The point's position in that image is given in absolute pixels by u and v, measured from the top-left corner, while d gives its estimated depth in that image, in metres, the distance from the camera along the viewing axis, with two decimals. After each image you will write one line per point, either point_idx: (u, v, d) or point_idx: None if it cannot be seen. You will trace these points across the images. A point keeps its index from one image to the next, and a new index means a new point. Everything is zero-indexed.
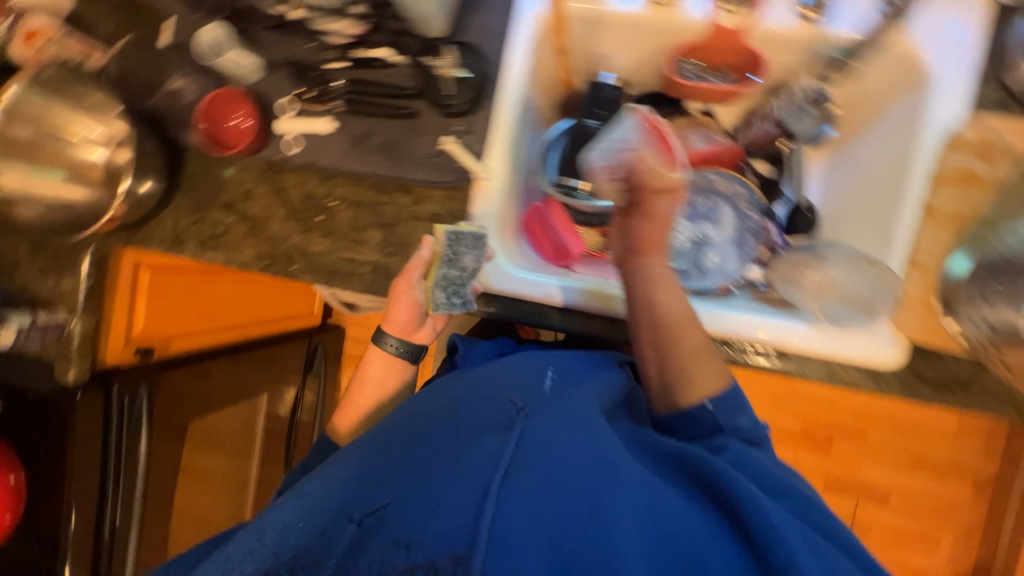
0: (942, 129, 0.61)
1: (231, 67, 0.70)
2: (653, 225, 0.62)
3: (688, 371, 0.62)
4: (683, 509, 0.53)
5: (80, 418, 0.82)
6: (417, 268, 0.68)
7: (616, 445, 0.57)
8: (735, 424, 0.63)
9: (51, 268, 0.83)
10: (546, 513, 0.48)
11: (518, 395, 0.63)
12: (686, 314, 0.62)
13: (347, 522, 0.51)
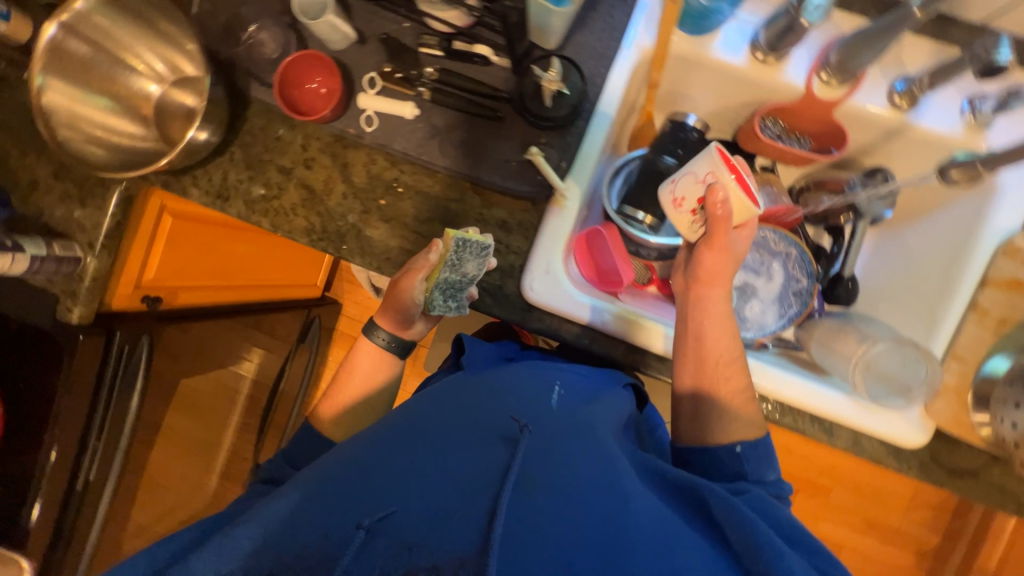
0: (1002, 237, 0.64)
1: (323, 32, 0.66)
2: (716, 261, 0.64)
3: (726, 415, 0.63)
4: (695, 538, 0.51)
5: (75, 362, 0.76)
6: (420, 269, 0.65)
7: (622, 467, 0.56)
8: (761, 476, 0.61)
9: (75, 196, 0.76)
10: (558, 534, 0.47)
11: (530, 410, 0.61)
12: (732, 357, 0.64)
13: (355, 529, 0.48)
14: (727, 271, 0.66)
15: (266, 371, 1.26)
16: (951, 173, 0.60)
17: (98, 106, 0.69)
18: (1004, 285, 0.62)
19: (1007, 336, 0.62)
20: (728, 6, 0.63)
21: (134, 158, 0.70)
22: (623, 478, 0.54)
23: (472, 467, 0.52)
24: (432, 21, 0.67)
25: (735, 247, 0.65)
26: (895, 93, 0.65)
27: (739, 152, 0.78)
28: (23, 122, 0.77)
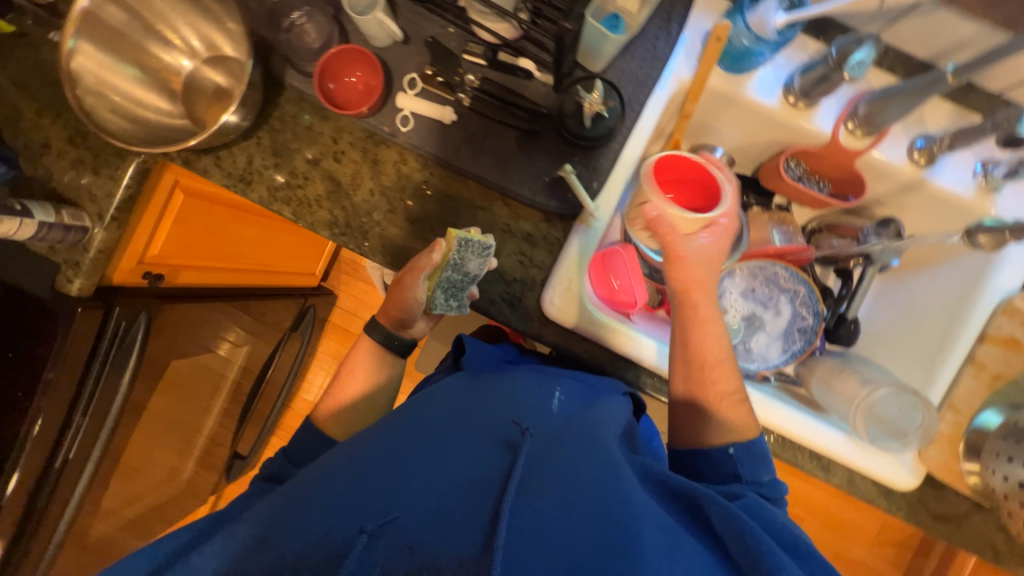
0: (1003, 296, 0.68)
1: (368, 28, 0.66)
2: (683, 270, 0.64)
3: (716, 416, 0.63)
4: (696, 549, 0.49)
5: (71, 334, 0.72)
6: (422, 267, 0.65)
7: (622, 469, 0.54)
8: (756, 477, 0.61)
9: (88, 163, 0.73)
10: (561, 540, 0.46)
11: (529, 416, 0.60)
12: (719, 359, 0.65)
13: (357, 533, 0.46)
14: (704, 279, 0.64)
15: (256, 358, 1.23)
16: (978, 237, 0.61)
17: (128, 76, 0.67)
18: (1001, 342, 0.65)
19: (1000, 391, 0.65)
20: (769, 50, 0.64)
21: (158, 132, 0.69)
22: (623, 480, 0.52)
23: (475, 471, 0.51)
24: (479, 30, 0.67)
25: (696, 252, 0.64)
26: (915, 149, 0.68)
27: (759, 189, 0.80)
28: (41, 83, 0.74)
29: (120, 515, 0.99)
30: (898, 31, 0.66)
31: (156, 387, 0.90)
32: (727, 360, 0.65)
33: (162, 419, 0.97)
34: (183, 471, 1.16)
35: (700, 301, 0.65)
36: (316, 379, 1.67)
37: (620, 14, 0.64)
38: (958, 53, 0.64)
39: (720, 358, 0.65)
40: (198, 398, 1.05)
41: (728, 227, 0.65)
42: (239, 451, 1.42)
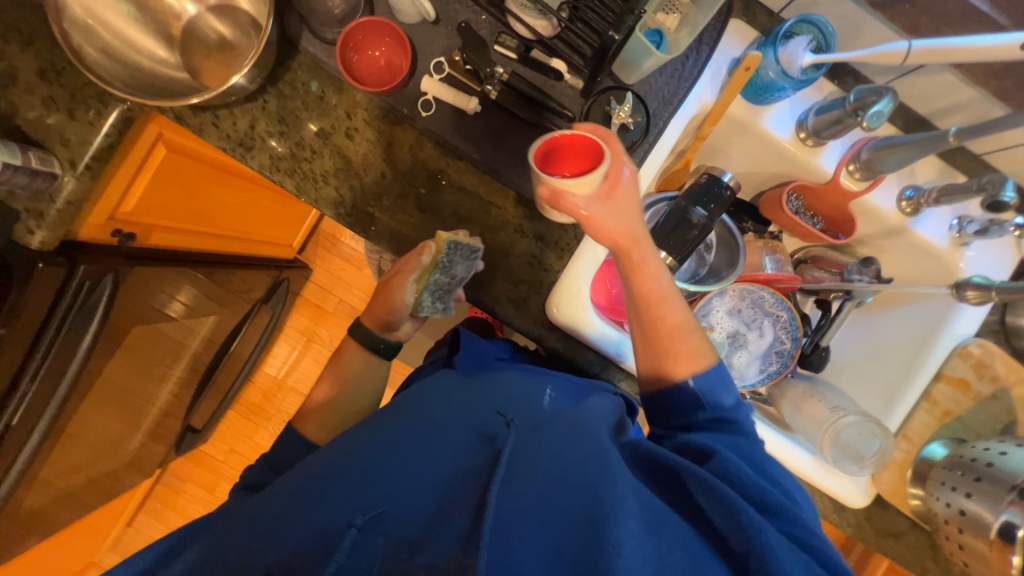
0: (959, 340, 0.75)
1: (399, 2, 0.63)
2: (612, 230, 0.55)
3: (670, 355, 0.59)
4: (681, 528, 0.45)
5: (27, 291, 0.64)
6: (410, 270, 0.66)
7: (608, 449, 0.50)
8: (718, 401, 0.58)
9: (61, 103, 0.66)
10: (546, 531, 0.43)
11: (515, 408, 0.58)
12: (662, 295, 0.58)
13: (347, 526, 0.46)
14: (635, 225, 0.56)
15: (222, 329, 1.16)
16: (967, 292, 0.63)
17: (121, 14, 0.61)
18: (954, 381, 0.73)
19: (947, 426, 0.73)
20: (790, 87, 0.67)
21: (152, 81, 0.63)
22: (607, 460, 0.48)
23: (463, 468, 0.50)
24: (515, 23, 0.65)
25: (605, 208, 0.55)
26: (904, 198, 0.74)
27: (758, 216, 0.84)
28: (11, 6, 0.65)
29: (60, 487, 0.91)
30: (906, 85, 0.70)
31: (117, 353, 0.83)
32: (673, 293, 0.59)
33: (117, 387, 0.88)
34: (130, 442, 1.08)
35: (634, 253, 0.57)
36: (280, 354, 1.60)
37: (660, 30, 0.64)
38: (954, 115, 0.70)
39: (665, 292, 0.59)
40: (154, 367, 0.97)
41: (625, 163, 0.56)
42: (192, 424, 1.34)
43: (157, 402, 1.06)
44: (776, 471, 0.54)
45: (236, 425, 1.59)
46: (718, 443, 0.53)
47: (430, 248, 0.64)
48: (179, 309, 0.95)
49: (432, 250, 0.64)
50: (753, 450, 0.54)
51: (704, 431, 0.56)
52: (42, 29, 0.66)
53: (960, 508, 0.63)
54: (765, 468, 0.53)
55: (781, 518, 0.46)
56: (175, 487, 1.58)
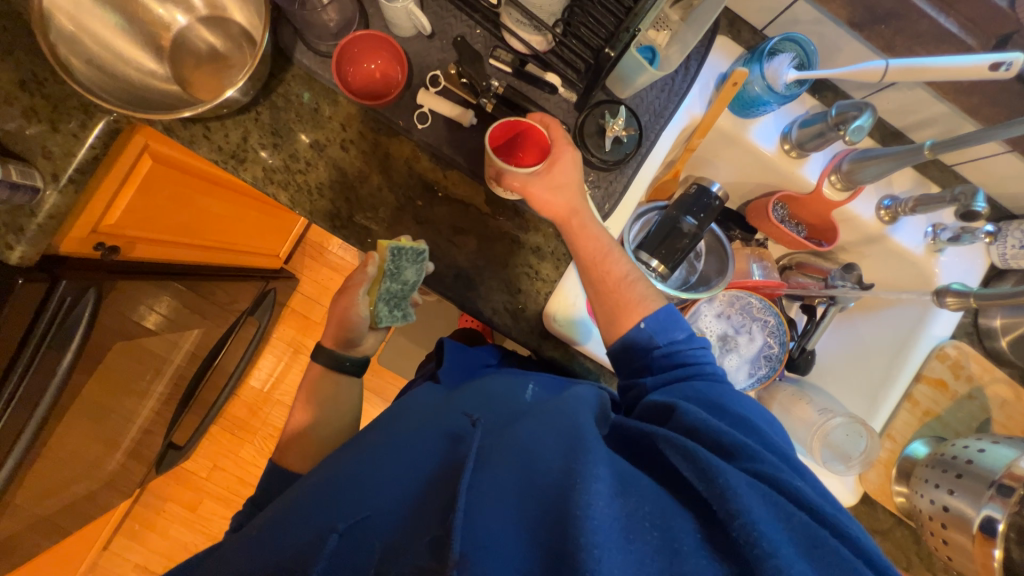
0: (937, 342, 0.78)
1: (396, 17, 0.64)
2: (553, 197, 0.62)
3: (613, 301, 0.61)
4: (653, 488, 0.44)
5: (7, 308, 0.61)
6: (359, 284, 0.67)
7: (580, 421, 0.49)
8: (671, 338, 0.58)
9: (43, 114, 0.64)
10: (522, 511, 0.42)
11: (494, 407, 0.57)
12: (603, 251, 0.62)
13: (330, 531, 0.45)
14: (573, 196, 0.62)
15: (206, 342, 1.13)
16: (946, 298, 0.66)
17: (110, 24, 0.59)
18: (933, 382, 0.77)
19: (927, 425, 0.77)
20: (775, 101, 0.69)
21: (141, 92, 0.61)
22: (576, 432, 0.47)
23: (438, 465, 0.49)
24: (510, 37, 0.66)
25: (541, 178, 0.61)
26: (882, 208, 0.77)
27: (745, 224, 0.86)
28: None
29: (34, 512, 0.87)
30: (882, 100, 0.74)
31: (98, 369, 0.80)
32: (615, 248, 0.63)
33: (95, 405, 0.85)
34: (108, 462, 1.04)
35: (574, 221, 0.62)
36: (265, 366, 1.56)
37: (653, 47, 0.66)
38: (927, 128, 0.74)
39: (606, 246, 0.62)
40: (134, 383, 0.94)
41: (564, 144, 0.63)
42: (174, 441, 1.30)
43: (137, 419, 1.02)
44: (747, 414, 0.52)
45: (220, 440, 1.55)
46: (682, 394, 0.53)
47: (375, 258, 0.65)
48: (155, 321, 0.90)
49: (379, 260, 0.65)
50: (717, 395, 0.53)
51: (668, 385, 0.55)
52: (27, 38, 0.64)
53: (944, 504, 0.66)
54: (729, 410, 0.51)
55: (739, 453, 0.44)
56: (156, 507, 1.53)
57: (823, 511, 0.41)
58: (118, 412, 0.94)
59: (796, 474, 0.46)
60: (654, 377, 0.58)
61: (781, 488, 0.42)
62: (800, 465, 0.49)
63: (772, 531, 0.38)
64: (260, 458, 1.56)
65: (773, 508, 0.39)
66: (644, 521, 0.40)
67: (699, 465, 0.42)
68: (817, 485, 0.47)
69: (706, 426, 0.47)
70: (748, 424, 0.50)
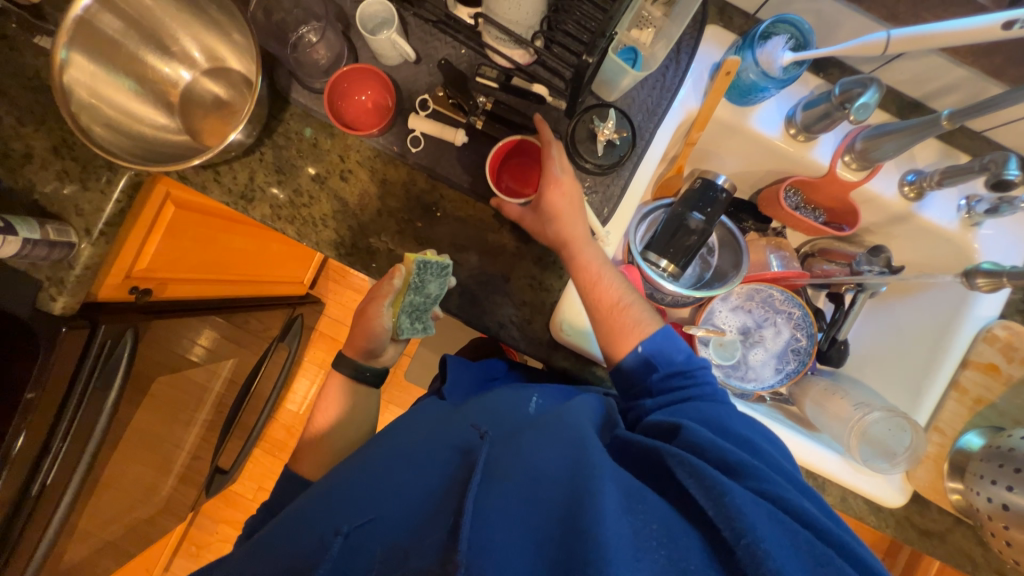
0: (983, 324, 0.72)
1: (381, 48, 0.66)
2: (559, 223, 0.62)
3: (610, 330, 0.61)
4: (661, 503, 0.43)
5: (54, 353, 0.67)
6: (385, 295, 0.66)
7: (586, 434, 0.48)
8: (670, 360, 0.58)
9: (74, 175, 0.70)
10: (527, 525, 0.41)
11: (498, 421, 0.56)
12: (594, 278, 0.61)
13: (333, 536, 0.47)
14: (575, 225, 0.62)
15: (242, 370, 1.18)
16: (977, 280, 0.61)
17: (123, 88, 0.64)
18: (983, 367, 0.70)
19: (981, 414, 0.70)
20: (773, 86, 0.67)
21: (154, 146, 0.65)
22: (581, 445, 0.46)
23: (445, 482, 0.49)
24: (493, 54, 0.67)
25: (535, 210, 0.63)
26: (906, 183, 0.72)
27: (758, 214, 0.83)
28: (23, 89, 0.70)
29: (99, 538, 0.94)
30: (893, 71, 0.70)
31: (143, 405, 0.85)
32: (606, 272, 0.62)
33: (142, 438, 0.90)
34: (161, 489, 1.10)
35: (566, 249, 0.62)
36: (300, 389, 1.62)
37: (635, 48, 0.65)
38: (947, 95, 0.69)
39: (598, 273, 0.62)
40: (180, 414, 1.00)
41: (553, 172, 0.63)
42: (220, 465, 1.36)
43: (185, 446, 1.08)
44: (749, 434, 0.50)
45: (263, 462, 1.62)
46: (682, 413, 0.53)
47: (401, 270, 0.65)
48: (199, 352, 0.97)
49: (404, 273, 0.65)
50: (718, 415, 0.52)
51: (670, 405, 0.55)
52: (56, 109, 0.71)
53: (1003, 502, 0.61)
54: (730, 427, 0.50)
55: (741, 471, 0.44)
56: (209, 528, 1.61)
57: (824, 527, 0.40)
58: (164, 443, 1.00)
59: (798, 492, 0.45)
60: (655, 399, 0.57)
61: (783, 505, 0.41)
62: (799, 480, 0.48)
63: (774, 548, 0.37)
64: None
65: (777, 525, 0.39)
66: (652, 539, 0.39)
67: (706, 483, 0.41)
68: (814, 500, 0.46)
69: (710, 442, 0.46)
70: (750, 443, 0.48)
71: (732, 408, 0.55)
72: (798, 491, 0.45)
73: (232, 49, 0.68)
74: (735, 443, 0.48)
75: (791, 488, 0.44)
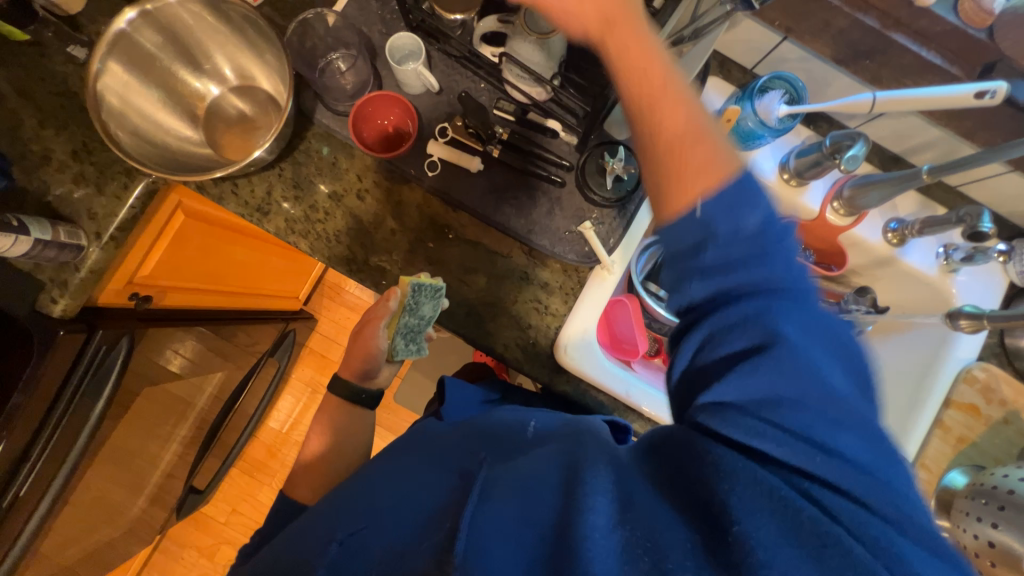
0: (963, 365, 0.76)
1: (404, 78, 0.70)
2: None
3: (672, 167, 0.43)
4: (654, 498, 0.39)
5: (49, 359, 0.66)
6: (381, 316, 0.68)
7: (582, 444, 0.46)
8: (738, 225, 0.40)
9: (91, 179, 0.71)
10: (519, 536, 0.40)
11: (501, 441, 0.56)
12: (659, 90, 0.45)
13: (329, 541, 0.49)
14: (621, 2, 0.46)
15: (229, 384, 1.15)
16: (961, 320, 0.66)
17: (153, 98, 0.66)
18: (964, 407, 0.74)
19: (963, 453, 0.73)
20: (770, 135, 0.72)
21: (174, 156, 0.66)
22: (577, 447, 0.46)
23: (443, 498, 0.49)
24: (512, 89, 0.69)
25: None
26: (890, 230, 0.78)
27: None
28: (48, 94, 0.71)
29: (60, 560, 0.88)
30: (877, 128, 0.76)
31: (125, 416, 0.82)
32: (677, 93, 0.45)
33: (119, 452, 0.86)
34: (131, 508, 1.05)
35: (618, 37, 0.46)
36: (284, 407, 1.58)
37: None
38: (926, 151, 0.75)
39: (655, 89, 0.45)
40: (158, 427, 0.95)
41: None
42: (195, 485, 1.31)
43: (160, 462, 1.04)
44: (813, 352, 0.38)
45: (238, 483, 1.55)
46: (751, 316, 0.39)
47: (397, 293, 0.67)
48: (179, 362, 0.92)
49: (400, 294, 0.66)
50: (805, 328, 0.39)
51: (737, 296, 0.40)
52: (78, 114, 0.72)
53: (989, 539, 0.63)
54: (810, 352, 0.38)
55: (778, 434, 0.36)
56: (175, 553, 1.52)
57: (859, 531, 0.33)
58: (140, 458, 0.96)
59: (848, 445, 0.35)
60: (719, 252, 0.41)
61: (798, 485, 0.35)
62: (888, 457, 0.37)
63: (771, 535, 0.32)
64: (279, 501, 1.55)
65: (783, 510, 0.33)
66: (636, 547, 0.35)
67: (714, 467, 0.36)
68: (898, 482, 0.36)
69: (758, 375, 0.37)
70: (805, 369, 0.37)
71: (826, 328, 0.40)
72: (869, 472, 0.35)
73: (262, 68, 0.70)
74: (805, 394, 0.37)
75: (846, 465, 0.35)
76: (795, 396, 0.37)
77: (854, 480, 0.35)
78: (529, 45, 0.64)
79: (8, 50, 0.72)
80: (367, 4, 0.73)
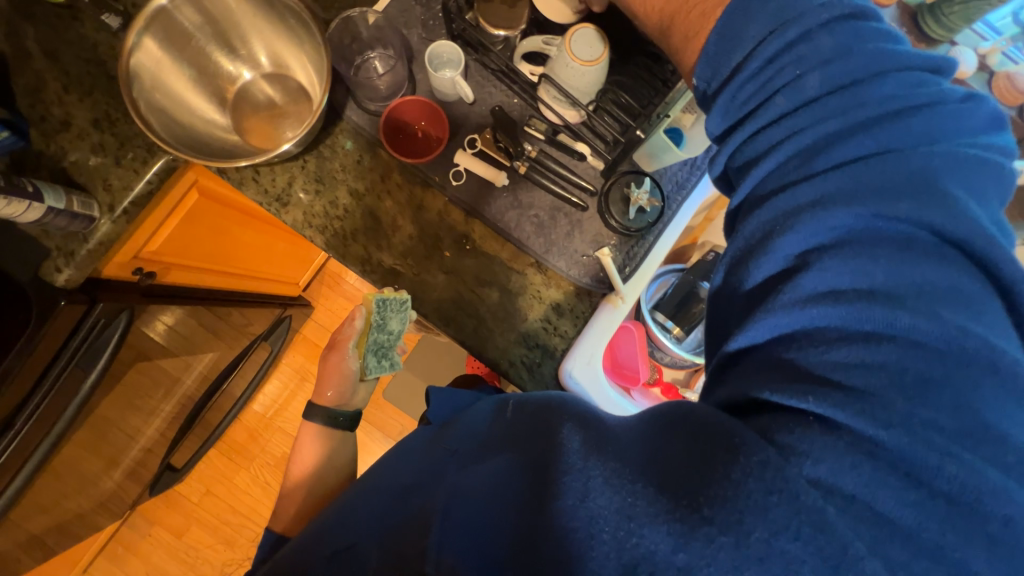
0: None
1: (440, 86, 0.70)
2: None
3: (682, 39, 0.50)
4: (642, 459, 0.36)
5: (44, 332, 0.64)
6: (348, 338, 0.72)
7: (558, 420, 0.40)
8: (730, 65, 0.45)
9: (111, 150, 0.69)
10: (488, 524, 0.38)
11: (484, 404, 0.51)
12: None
13: (321, 556, 0.45)
14: None
15: (219, 365, 1.13)
16: None
17: (184, 76, 0.66)
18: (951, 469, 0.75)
19: None
20: None
21: (200, 138, 0.65)
22: (569, 411, 0.41)
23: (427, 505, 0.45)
24: (546, 110, 0.70)
25: None
26: None
27: None
28: (76, 59, 0.70)
29: (25, 529, 0.85)
30: None
31: (113, 391, 0.78)
32: None
33: (101, 427, 0.84)
34: (106, 481, 1.02)
35: None
36: (270, 391, 1.56)
37: (679, 129, 0.72)
38: None
39: None
40: (143, 400, 0.92)
41: None
42: (172, 463, 1.28)
43: (139, 439, 1.01)
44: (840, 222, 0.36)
45: (215, 464, 1.52)
46: (778, 232, 0.38)
47: (363, 311, 0.71)
48: (163, 333, 0.86)
49: (365, 313, 0.71)
50: (855, 234, 0.36)
51: (767, 207, 0.40)
52: (103, 82, 0.70)
53: None
54: (848, 261, 0.35)
55: (798, 366, 0.34)
56: (143, 530, 1.50)
57: (835, 485, 0.30)
58: (122, 434, 0.93)
59: (888, 362, 0.32)
60: (720, 118, 0.46)
61: (779, 434, 0.32)
62: (970, 383, 0.31)
63: (739, 489, 0.31)
64: (255, 486, 1.53)
65: (735, 459, 0.32)
66: (601, 519, 0.33)
67: (693, 423, 0.35)
68: (956, 426, 0.30)
69: (776, 298, 0.37)
70: (823, 245, 0.37)
71: (902, 225, 0.35)
72: (906, 411, 0.31)
73: (298, 59, 0.70)
74: (842, 315, 0.34)
75: (866, 401, 0.32)
76: (808, 296, 0.36)
77: (874, 425, 0.31)
78: (577, 71, 0.63)
79: (39, 9, 0.70)
80: (410, 6, 0.73)
